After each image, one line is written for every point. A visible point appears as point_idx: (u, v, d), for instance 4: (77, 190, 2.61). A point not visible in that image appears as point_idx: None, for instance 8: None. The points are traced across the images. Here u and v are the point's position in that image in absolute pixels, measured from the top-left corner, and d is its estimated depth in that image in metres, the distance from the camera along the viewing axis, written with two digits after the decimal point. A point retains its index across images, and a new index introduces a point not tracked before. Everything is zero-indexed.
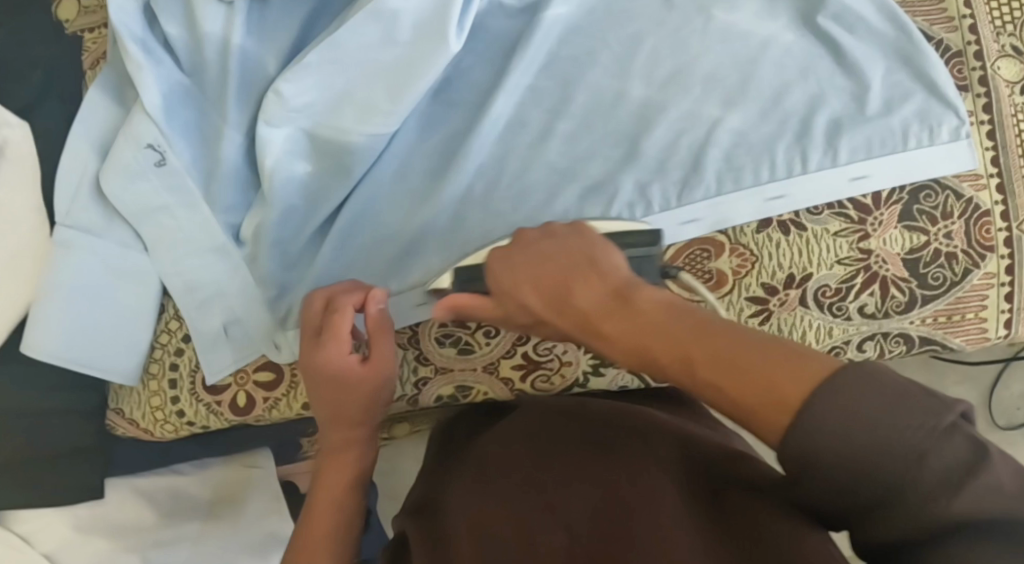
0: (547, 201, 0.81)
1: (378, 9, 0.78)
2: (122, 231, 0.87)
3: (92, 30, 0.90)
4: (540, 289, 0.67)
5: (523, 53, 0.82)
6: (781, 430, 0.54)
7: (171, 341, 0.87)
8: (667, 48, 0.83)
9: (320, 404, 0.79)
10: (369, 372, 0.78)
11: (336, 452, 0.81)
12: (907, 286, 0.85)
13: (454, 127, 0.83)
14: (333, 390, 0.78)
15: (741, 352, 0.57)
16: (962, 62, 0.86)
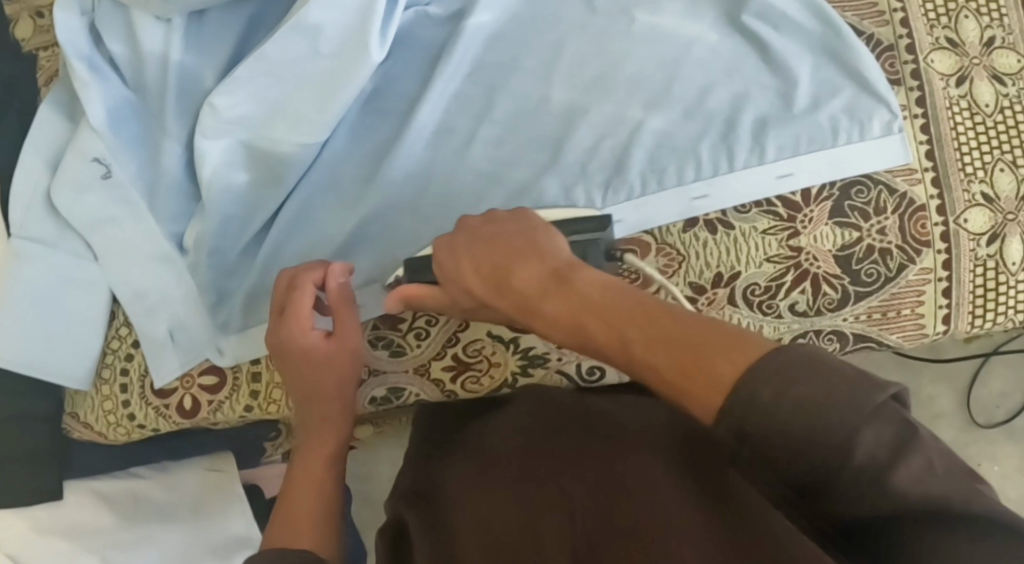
0: (474, 204, 0.82)
1: (300, 24, 0.80)
2: (73, 241, 0.90)
3: (46, 49, 0.93)
4: (480, 269, 0.68)
5: (448, 60, 0.84)
6: (715, 410, 0.56)
7: (123, 347, 0.90)
8: (591, 52, 0.85)
9: (295, 385, 0.79)
10: (341, 344, 0.78)
11: (320, 440, 0.79)
12: (839, 283, 0.84)
13: (383, 134, 0.85)
14: (305, 366, 0.78)
15: (677, 328, 0.60)
16: (894, 56, 0.86)
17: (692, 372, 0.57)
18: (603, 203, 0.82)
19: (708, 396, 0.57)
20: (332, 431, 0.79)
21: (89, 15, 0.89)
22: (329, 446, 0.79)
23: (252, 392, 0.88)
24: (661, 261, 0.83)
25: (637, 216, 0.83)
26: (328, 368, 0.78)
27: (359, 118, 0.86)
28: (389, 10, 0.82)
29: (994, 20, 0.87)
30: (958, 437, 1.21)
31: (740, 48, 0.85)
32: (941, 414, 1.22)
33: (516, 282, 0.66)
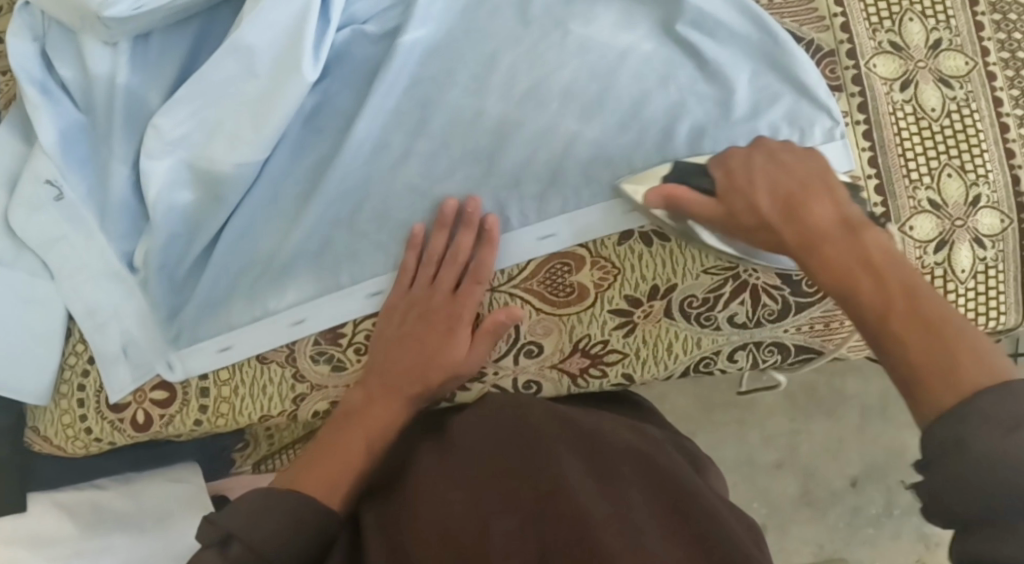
0: (407, 219, 0.84)
1: (234, 46, 0.82)
2: (30, 260, 0.92)
3: (5, 73, 0.95)
4: (775, 193, 0.73)
5: (383, 77, 0.84)
6: (946, 402, 0.62)
7: (80, 362, 0.93)
8: (524, 64, 0.85)
9: (387, 330, 0.83)
10: (448, 316, 0.82)
11: (372, 407, 0.81)
12: (780, 294, 0.83)
13: (321, 151, 0.86)
14: (418, 329, 0.82)
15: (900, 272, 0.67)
16: (834, 61, 0.85)
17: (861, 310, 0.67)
18: (537, 216, 0.83)
19: (940, 391, 0.62)
20: (390, 400, 0.82)
21: (41, 40, 0.91)
22: (377, 414, 0.81)
23: (200, 406, 0.89)
24: (596, 274, 0.83)
25: (570, 229, 0.82)
26: (429, 334, 0.82)
27: (297, 135, 0.87)
28: (322, 30, 0.83)
29: (941, 22, 0.86)
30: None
31: (674, 58, 0.84)
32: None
33: (810, 221, 0.71)
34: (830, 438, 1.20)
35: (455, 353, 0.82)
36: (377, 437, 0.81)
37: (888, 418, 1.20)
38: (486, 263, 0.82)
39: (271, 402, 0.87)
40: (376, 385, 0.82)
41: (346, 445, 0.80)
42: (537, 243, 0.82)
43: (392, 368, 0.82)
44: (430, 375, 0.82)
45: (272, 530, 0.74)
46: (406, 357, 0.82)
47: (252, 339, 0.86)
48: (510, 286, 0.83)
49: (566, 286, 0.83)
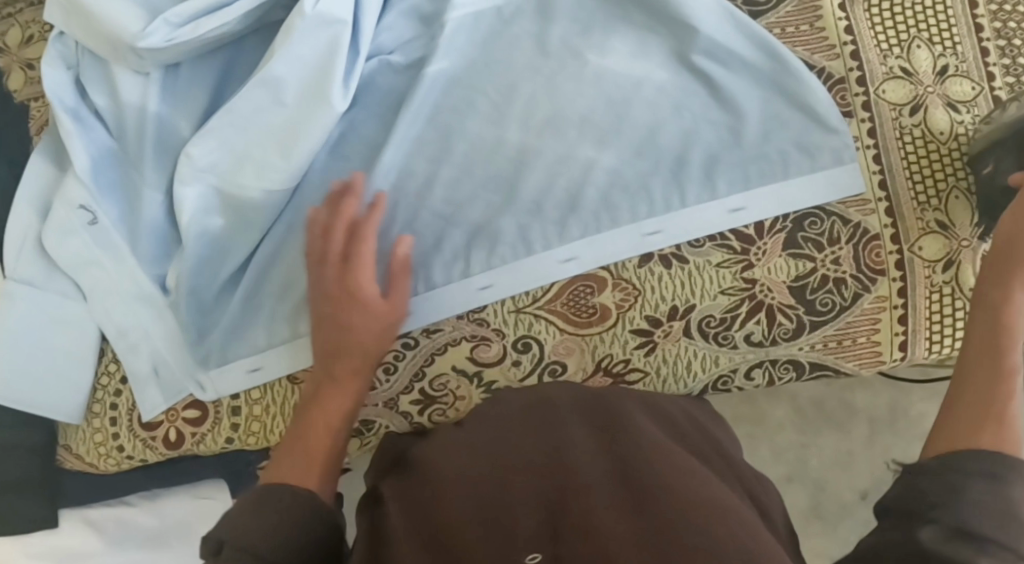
0: (433, 245, 0.86)
1: (265, 77, 0.85)
2: (62, 282, 0.95)
3: (37, 99, 0.98)
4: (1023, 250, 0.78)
5: (408, 106, 0.87)
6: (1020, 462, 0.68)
7: (112, 381, 0.95)
8: (543, 93, 0.87)
9: (337, 333, 0.81)
10: (384, 303, 0.82)
11: (324, 395, 0.80)
12: (794, 313, 0.86)
13: (348, 178, 0.89)
14: (347, 326, 0.81)
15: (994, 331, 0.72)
16: (845, 88, 0.87)
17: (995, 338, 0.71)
18: (559, 240, 0.85)
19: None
20: (347, 381, 0.80)
21: (73, 69, 0.93)
22: (331, 404, 0.79)
23: (232, 424, 0.92)
24: (618, 295, 0.85)
25: (591, 253, 0.85)
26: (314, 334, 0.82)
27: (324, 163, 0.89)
28: (352, 60, 0.86)
29: (948, 49, 0.88)
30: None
31: (690, 87, 0.87)
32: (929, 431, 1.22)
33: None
34: (838, 451, 1.24)
35: (369, 342, 0.81)
36: (331, 419, 0.79)
37: (894, 431, 1.23)
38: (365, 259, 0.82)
39: None
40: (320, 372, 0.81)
41: (315, 438, 0.77)
42: (559, 266, 0.85)
43: (343, 352, 0.81)
44: (365, 368, 0.81)
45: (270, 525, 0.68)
46: (357, 334, 0.81)
47: (283, 358, 0.89)
48: (535, 307, 0.86)
49: (589, 307, 0.86)
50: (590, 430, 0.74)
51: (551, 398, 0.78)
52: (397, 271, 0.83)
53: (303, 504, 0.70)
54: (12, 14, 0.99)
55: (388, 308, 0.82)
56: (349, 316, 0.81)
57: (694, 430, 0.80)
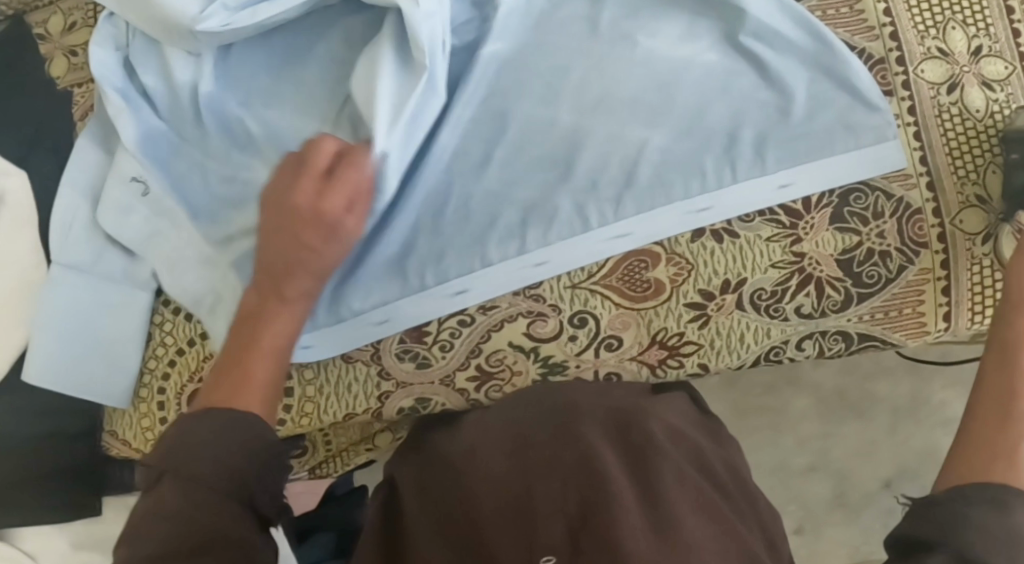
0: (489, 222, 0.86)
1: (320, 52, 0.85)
2: (108, 265, 0.94)
3: (80, 84, 0.98)
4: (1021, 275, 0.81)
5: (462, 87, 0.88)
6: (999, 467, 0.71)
7: (160, 364, 0.95)
8: (592, 76, 0.89)
9: (268, 246, 0.80)
10: (312, 244, 0.79)
11: (274, 306, 0.79)
12: (842, 286, 0.88)
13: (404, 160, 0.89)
14: (276, 270, 0.79)
15: (1022, 401, 0.74)
16: (886, 68, 0.90)
17: (996, 406, 0.75)
18: (614, 217, 0.86)
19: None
20: (274, 319, 0.78)
21: (123, 50, 0.94)
22: (277, 327, 0.78)
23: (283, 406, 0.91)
24: (671, 270, 0.87)
25: (644, 230, 0.86)
26: (256, 272, 0.80)
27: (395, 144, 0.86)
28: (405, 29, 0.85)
29: (981, 30, 0.91)
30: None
31: (736, 68, 0.89)
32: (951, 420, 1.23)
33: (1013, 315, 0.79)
34: (861, 442, 1.25)
35: (314, 256, 0.80)
36: (280, 349, 0.78)
37: (917, 420, 1.25)
38: (285, 222, 0.79)
39: (356, 400, 0.90)
40: (259, 308, 0.79)
41: (257, 370, 0.76)
42: (610, 244, 0.86)
43: (274, 288, 0.79)
44: (292, 291, 0.79)
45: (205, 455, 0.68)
46: (286, 285, 0.79)
47: (347, 336, 0.87)
48: (590, 283, 0.87)
49: (643, 281, 0.87)
50: (602, 438, 0.79)
51: (571, 397, 0.83)
52: (278, 228, 0.79)
53: (249, 425, 0.71)
54: (55, 2, 0.99)
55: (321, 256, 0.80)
56: (273, 257, 0.79)
57: (705, 439, 0.84)
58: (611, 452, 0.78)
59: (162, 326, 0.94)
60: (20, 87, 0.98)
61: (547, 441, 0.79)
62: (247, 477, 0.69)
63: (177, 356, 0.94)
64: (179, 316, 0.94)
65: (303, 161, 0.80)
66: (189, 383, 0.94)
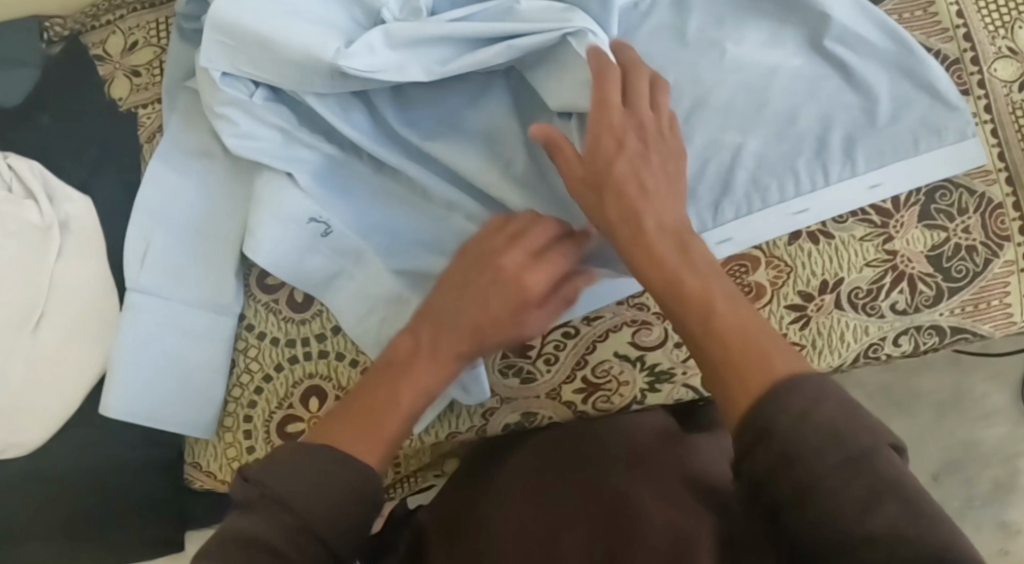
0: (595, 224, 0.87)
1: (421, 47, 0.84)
2: (186, 290, 0.90)
3: (147, 106, 0.94)
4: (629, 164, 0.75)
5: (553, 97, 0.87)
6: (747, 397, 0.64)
7: (247, 392, 0.91)
8: (684, 83, 0.90)
9: (444, 293, 0.77)
10: (520, 281, 0.75)
11: (419, 358, 0.74)
12: (933, 281, 0.90)
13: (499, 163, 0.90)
14: (491, 298, 0.75)
15: (721, 287, 0.70)
16: (961, 68, 0.92)
17: (736, 336, 0.66)
18: (713, 223, 0.88)
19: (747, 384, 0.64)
20: (426, 369, 0.74)
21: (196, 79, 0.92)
22: (429, 376, 0.74)
23: None
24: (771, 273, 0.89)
25: (745, 234, 0.88)
26: (477, 306, 0.75)
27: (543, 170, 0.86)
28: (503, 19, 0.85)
29: None
30: (1010, 431, 1.26)
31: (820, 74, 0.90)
32: (994, 410, 1.26)
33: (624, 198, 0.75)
34: (909, 435, 1.28)
35: (512, 332, 0.76)
36: (427, 389, 0.74)
37: (961, 411, 1.28)
38: (532, 257, 0.76)
39: (459, 419, 0.88)
40: (411, 359, 0.75)
41: (382, 393, 0.73)
42: (716, 247, 0.88)
43: (442, 326, 0.75)
44: (492, 336, 0.75)
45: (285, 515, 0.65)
46: (470, 330, 0.75)
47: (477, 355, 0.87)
48: None
49: (745, 285, 0.89)
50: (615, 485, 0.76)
51: (590, 449, 0.81)
52: (487, 257, 0.76)
53: (359, 475, 0.67)
54: (112, 21, 0.95)
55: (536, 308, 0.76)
56: (463, 300, 0.75)
57: (723, 462, 0.81)
58: (631, 499, 0.75)
59: (247, 353, 0.91)
60: (80, 111, 0.94)
61: (567, 506, 0.76)
62: (321, 535, 0.65)
63: (264, 383, 0.91)
64: (264, 342, 0.91)
65: (510, 244, 0.76)
66: (277, 412, 0.90)
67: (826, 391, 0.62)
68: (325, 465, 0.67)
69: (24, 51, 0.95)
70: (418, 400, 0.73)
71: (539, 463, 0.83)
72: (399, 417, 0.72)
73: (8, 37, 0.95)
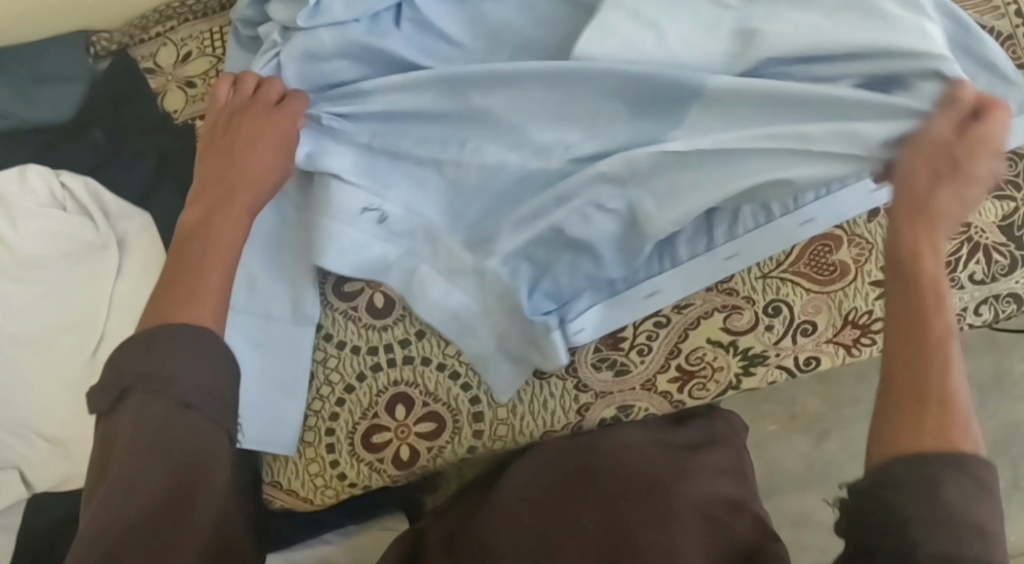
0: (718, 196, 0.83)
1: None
2: (259, 303, 0.87)
3: (204, 117, 0.89)
4: (933, 172, 0.72)
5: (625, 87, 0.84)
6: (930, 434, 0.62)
7: (328, 404, 0.88)
8: None
9: (202, 173, 0.81)
10: (265, 139, 0.81)
11: (227, 194, 0.78)
12: (1008, 250, 0.88)
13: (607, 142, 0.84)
14: (249, 134, 0.81)
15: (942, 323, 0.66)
16: (1015, 44, 0.94)
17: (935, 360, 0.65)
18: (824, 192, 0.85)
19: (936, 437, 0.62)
20: (235, 203, 0.78)
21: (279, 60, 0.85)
22: (254, 165, 0.80)
23: (476, 432, 0.87)
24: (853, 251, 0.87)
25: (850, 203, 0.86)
26: (236, 154, 0.80)
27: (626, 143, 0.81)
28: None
29: None
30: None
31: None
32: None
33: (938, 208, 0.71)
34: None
35: (255, 181, 0.80)
36: (234, 232, 0.76)
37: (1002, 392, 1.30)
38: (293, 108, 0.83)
39: (554, 416, 0.87)
40: (218, 178, 0.79)
41: (195, 275, 0.73)
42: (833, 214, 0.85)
43: (251, 168, 0.80)
44: (239, 195, 0.78)
45: (183, 395, 0.68)
46: (251, 168, 0.80)
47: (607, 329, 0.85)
48: (781, 271, 0.87)
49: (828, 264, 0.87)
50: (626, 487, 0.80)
51: (601, 450, 0.84)
52: (271, 96, 0.83)
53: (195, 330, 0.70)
54: (162, 33, 0.92)
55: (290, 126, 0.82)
56: (251, 130, 0.81)
57: (728, 480, 0.84)
58: (635, 510, 0.77)
59: (326, 364, 0.88)
60: (130, 125, 0.90)
61: (565, 512, 0.79)
62: (174, 417, 0.67)
63: (347, 393, 0.88)
64: (344, 351, 0.88)
65: (249, 107, 0.82)
66: (361, 422, 0.87)
67: (954, 387, 0.64)
68: (195, 342, 0.69)
69: (70, 67, 0.90)
70: (226, 284, 0.74)
71: (545, 461, 0.85)
72: (217, 292, 0.73)
73: (50, 52, 0.90)
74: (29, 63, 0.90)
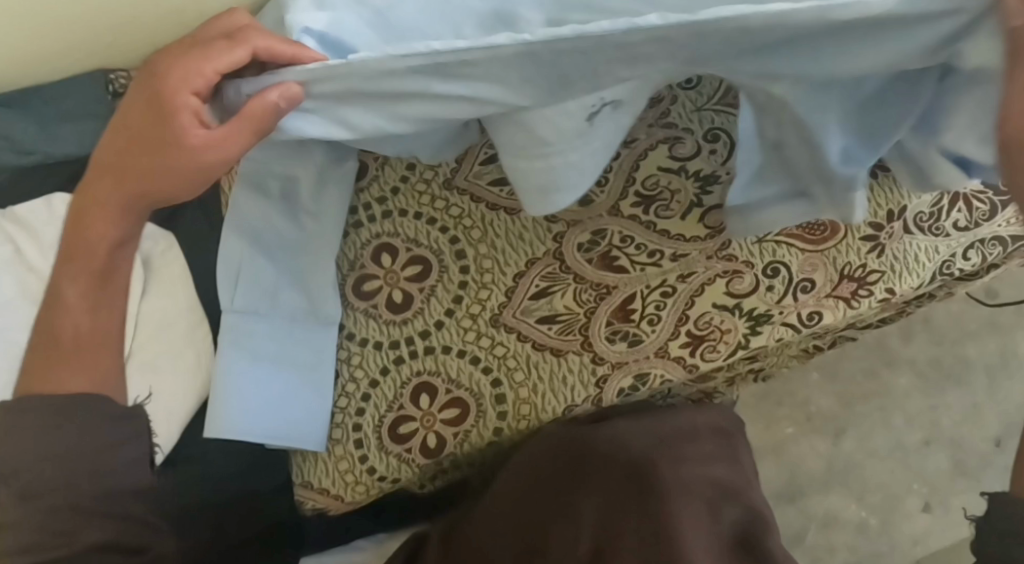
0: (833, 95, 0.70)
1: None
2: (288, 304, 0.89)
3: None
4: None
5: None
6: None
7: (354, 399, 0.91)
8: None
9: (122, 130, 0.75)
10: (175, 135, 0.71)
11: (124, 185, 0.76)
12: (986, 197, 0.94)
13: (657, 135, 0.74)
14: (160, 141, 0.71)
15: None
16: None
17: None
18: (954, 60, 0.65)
19: None
20: (125, 196, 0.76)
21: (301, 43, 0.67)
22: (164, 169, 0.73)
23: (499, 413, 0.90)
24: None
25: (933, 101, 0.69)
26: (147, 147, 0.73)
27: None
28: None
29: None
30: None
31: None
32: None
33: None
34: (965, 405, 1.32)
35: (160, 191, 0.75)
36: (80, 299, 0.80)
37: (1008, 372, 1.32)
38: (239, 129, 0.67)
39: (575, 390, 0.90)
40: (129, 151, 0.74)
41: (57, 324, 0.80)
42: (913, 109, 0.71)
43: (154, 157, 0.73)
44: (141, 189, 0.75)
45: (62, 479, 0.77)
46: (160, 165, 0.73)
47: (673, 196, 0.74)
48: (775, 235, 0.91)
49: (818, 225, 0.91)
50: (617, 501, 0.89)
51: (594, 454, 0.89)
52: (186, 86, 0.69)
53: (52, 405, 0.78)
54: None
55: (216, 138, 0.69)
56: (161, 122, 0.71)
57: (722, 464, 0.93)
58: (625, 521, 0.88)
59: (350, 361, 0.91)
60: None
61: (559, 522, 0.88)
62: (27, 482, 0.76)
63: (370, 388, 0.90)
64: (368, 348, 0.91)
65: (195, 76, 0.69)
66: (387, 414, 0.90)
67: None
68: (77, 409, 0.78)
69: (92, 105, 0.98)
70: (103, 340, 0.82)
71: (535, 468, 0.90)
72: (92, 348, 0.81)
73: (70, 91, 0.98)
74: (53, 102, 0.98)
